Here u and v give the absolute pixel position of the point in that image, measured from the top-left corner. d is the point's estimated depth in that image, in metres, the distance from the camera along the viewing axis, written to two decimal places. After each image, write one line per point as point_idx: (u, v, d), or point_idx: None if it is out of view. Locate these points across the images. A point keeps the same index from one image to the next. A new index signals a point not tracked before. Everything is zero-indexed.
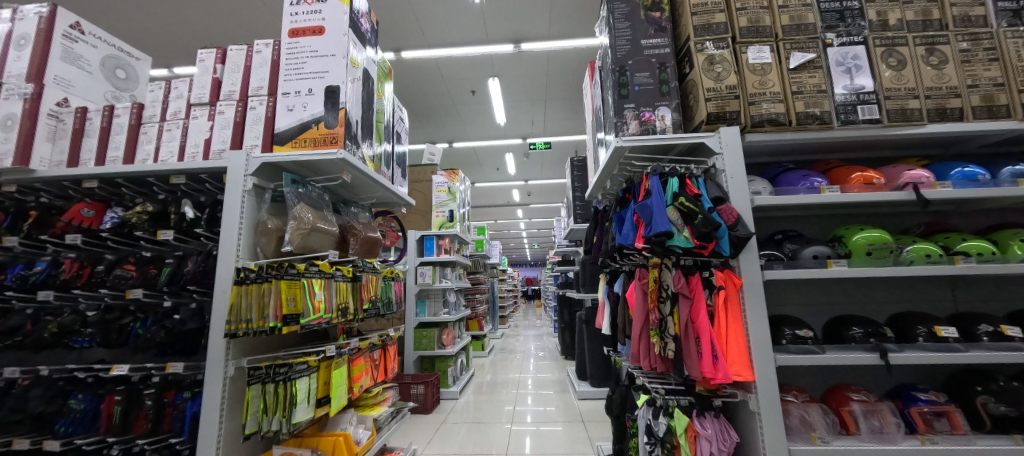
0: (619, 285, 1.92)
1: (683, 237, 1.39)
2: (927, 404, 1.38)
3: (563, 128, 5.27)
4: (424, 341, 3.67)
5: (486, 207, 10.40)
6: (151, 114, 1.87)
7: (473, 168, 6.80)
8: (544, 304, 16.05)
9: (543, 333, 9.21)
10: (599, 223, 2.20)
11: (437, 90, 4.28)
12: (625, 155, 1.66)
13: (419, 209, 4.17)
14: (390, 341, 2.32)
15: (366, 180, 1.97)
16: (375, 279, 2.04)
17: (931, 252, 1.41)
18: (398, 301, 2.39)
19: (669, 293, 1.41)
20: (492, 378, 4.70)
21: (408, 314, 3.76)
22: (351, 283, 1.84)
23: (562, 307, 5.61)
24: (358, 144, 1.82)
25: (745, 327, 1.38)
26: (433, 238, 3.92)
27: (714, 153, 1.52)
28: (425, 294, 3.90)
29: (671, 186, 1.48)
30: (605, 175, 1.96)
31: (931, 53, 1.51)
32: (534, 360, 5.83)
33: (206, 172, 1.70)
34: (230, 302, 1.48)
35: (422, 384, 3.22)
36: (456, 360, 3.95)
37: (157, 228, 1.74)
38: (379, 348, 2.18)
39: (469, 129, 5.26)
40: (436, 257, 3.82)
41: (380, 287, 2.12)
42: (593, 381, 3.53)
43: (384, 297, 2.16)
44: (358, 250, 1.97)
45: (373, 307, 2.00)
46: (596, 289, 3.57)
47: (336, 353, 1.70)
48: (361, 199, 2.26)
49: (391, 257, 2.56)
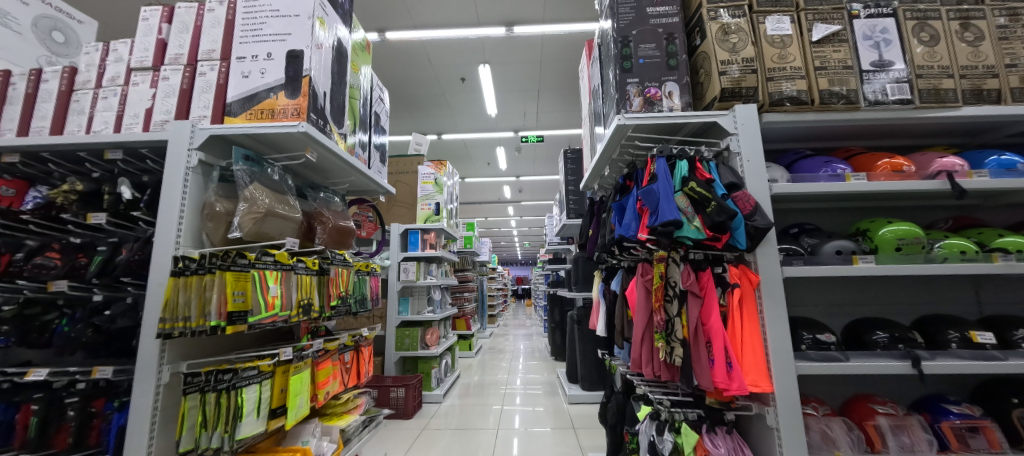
0: (616, 282, 1.74)
1: (693, 227, 1.22)
2: (960, 419, 1.23)
3: (557, 120, 5.09)
4: (407, 341, 3.44)
5: (476, 204, 10.19)
6: (85, 79, 1.62)
7: (463, 162, 6.59)
8: (535, 303, 15.90)
9: (532, 333, 9.04)
10: (595, 215, 2.02)
11: (425, 77, 4.06)
12: (627, 136, 1.48)
13: (404, 202, 3.94)
14: (365, 343, 2.10)
15: (337, 162, 1.75)
16: (346, 273, 1.82)
17: (966, 249, 1.27)
18: (373, 297, 2.17)
19: (677, 291, 1.24)
20: (479, 379, 4.50)
21: (390, 313, 3.51)
22: (317, 277, 1.62)
23: (552, 306, 5.43)
24: (327, 120, 1.59)
25: (762, 331, 1.21)
26: (417, 232, 3.67)
27: (728, 133, 1.34)
28: (409, 291, 3.67)
29: (679, 170, 1.31)
30: (604, 161, 1.78)
31: (966, 28, 1.36)
32: (523, 360, 5.65)
33: (145, 146, 1.47)
34: (166, 297, 1.25)
35: (403, 387, 3.01)
36: (440, 361, 3.74)
37: (87, 210, 1.49)
38: (351, 350, 1.95)
39: (459, 120, 5.04)
40: (420, 253, 3.57)
41: (352, 282, 1.90)
42: (584, 384, 3.36)
43: (356, 293, 1.94)
44: (327, 241, 1.75)
45: (343, 304, 1.78)
46: (589, 288, 3.40)
47: (296, 357, 1.48)
48: (334, 185, 2.03)
49: (368, 250, 2.34)
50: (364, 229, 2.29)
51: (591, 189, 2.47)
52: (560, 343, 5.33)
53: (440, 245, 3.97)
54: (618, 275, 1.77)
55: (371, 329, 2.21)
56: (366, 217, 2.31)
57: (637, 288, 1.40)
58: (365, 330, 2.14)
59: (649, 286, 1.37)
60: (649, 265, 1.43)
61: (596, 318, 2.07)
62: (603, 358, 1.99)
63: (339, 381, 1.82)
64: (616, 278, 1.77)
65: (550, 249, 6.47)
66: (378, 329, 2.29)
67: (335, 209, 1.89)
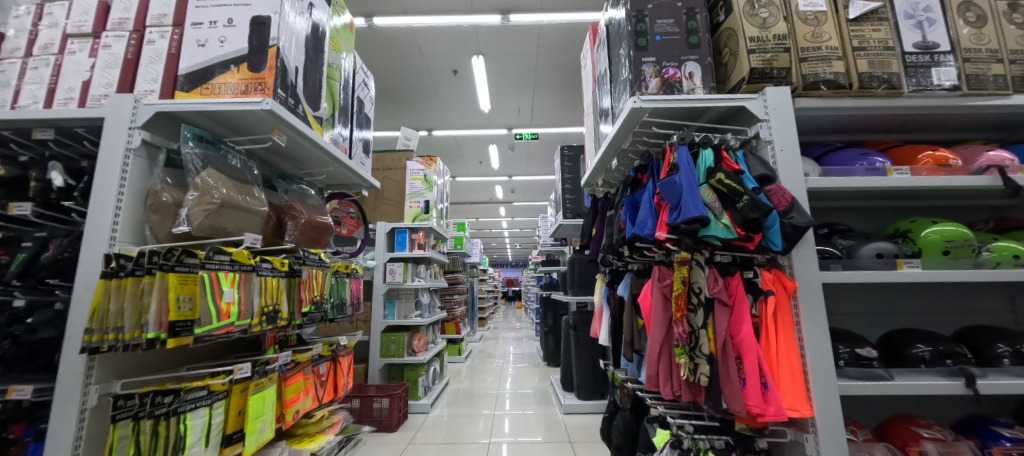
0: (625, 287, 1.57)
1: (722, 225, 1.06)
2: (1013, 443, 1.08)
3: (552, 117, 4.93)
4: (393, 347, 3.21)
5: (467, 204, 9.99)
6: (13, 47, 1.38)
7: (454, 160, 6.39)
8: (525, 305, 15.73)
9: (523, 336, 8.86)
10: (599, 212, 1.86)
11: (415, 68, 3.87)
12: (641, 122, 1.32)
13: (391, 199, 3.72)
14: (345, 352, 1.89)
15: (312, 149, 1.54)
16: (322, 275, 1.61)
17: (1020, 253, 1.14)
18: (354, 302, 1.95)
19: (702, 299, 1.07)
20: (468, 386, 4.29)
21: (375, 317, 3.28)
22: (285, 280, 1.40)
23: (545, 309, 5.26)
24: (301, 99, 1.38)
25: (799, 346, 1.05)
26: (405, 231, 3.46)
27: (756, 119, 1.20)
28: (395, 294, 3.44)
29: (703, 160, 1.15)
30: (612, 152, 1.61)
31: (1015, 9, 1.23)
32: (514, 365, 5.46)
33: (81, 126, 1.23)
34: (93, 304, 1.02)
35: (387, 397, 2.79)
36: (428, 368, 3.53)
37: (9, 200, 1.22)
38: (327, 361, 1.74)
39: (451, 116, 4.85)
40: (408, 253, 3.36)
41: (329, 285, 1.69)
42: (580, 393, 3.18)
43: (334, 297, 1.73)
44: (300, 239, 1.53)
45: (318, 308, 1.57)
46: (586, 291, 3.24)
47: (259, 372, 1.27)
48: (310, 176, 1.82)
49: (349, 249, 2.12)
50: (344, 227, 2.07)
51: (592, 186, 2.31)
52: (553, 348, 5.15)
53: (430, 245, 3.76)
54: (628, 278, 1.60)
55: (351, 337, 1.99)
56: (347, 213, 2.08)
57: (653, 295, 1.23)
58: (342, 338, 1.92)
59: (667, 293, 1.21)
60: (666, 268, 1.27)
61: (599, 326, 1.90)
62: (607, 370, 1.81)
63: (311, 396, 1.61)
64: (624, 282, 1.61)
65: (543, 251, 6.31)
66: (359, 336, 2.07)
67: (311, 203, 1.68)
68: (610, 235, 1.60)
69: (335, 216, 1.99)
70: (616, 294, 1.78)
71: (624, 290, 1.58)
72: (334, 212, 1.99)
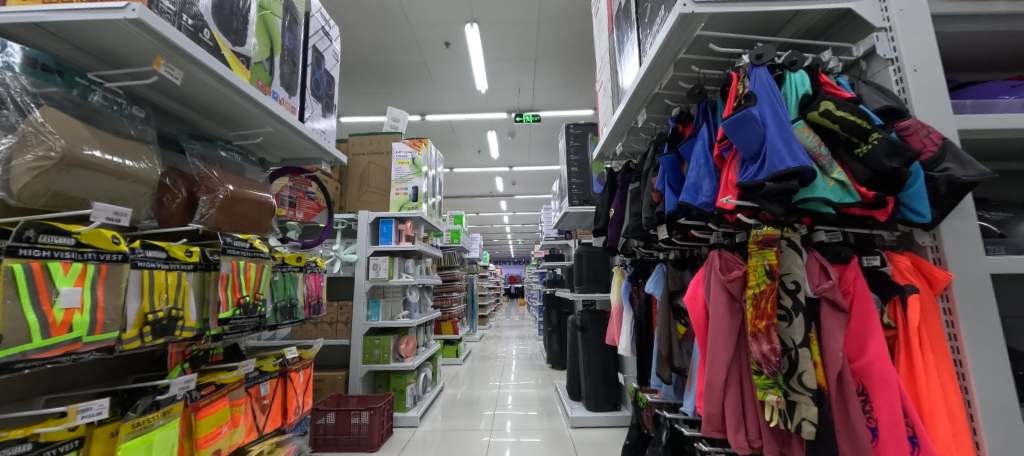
0: (655, 284, 1.21)
1: (833, 183, 0.67)
2: None
3: (555, 99, 4.54)
4: (377, 352, 2.83)
5: (465, 197, 9.59)
6: None
7: (449, 149, 5.99)
8: (528, 303, 15.33)
9: (526, 335, 8.44)
10: (619, 187, 1.46)
11: (403, 38, 3.48)
12: (691, 43, 0.93)
13: (376, 186, 3.34)
14: (299, 366, 1.50)
15: (241, 103, 1.14)
16: (264, 268, 1.23)
17: None
18: (312, 303, 1.55)
19: (800, 304, 0.73)
20: (465, 392, 3.90)
21: (357, 318, 2.88)
22: (193, 274, 1.02)
23: (548, 308, 4.95)
24: (207, 22, 0.97)
25: (950, 362, 0.76)
26: (391, 221, 3.07)
27: (871, 28, 0.85)
28: (380, 292, 3.05)
29: (794, 86, 0.75)
30: (641, 97, 1.22)
31: None
32: (515, 368, 5.07)
33: None
34: None
35: (367, 411, 2.41)
36: (418, 376, 3.14)
37: None
38: (272, 378, 1.35)
39: (445, 97, 4.45)
40: (394, 246, 2.97)
41: (273, 282, 1.30)
42: (589, 403, 2.78)
43: (284, 297, 1.35)
44: (226, 222, 1.13)
45: (260, 309, 1.20)
46: (595, 288, 2.85)
47: (141, 406, 0.85)
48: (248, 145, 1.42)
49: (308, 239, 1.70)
50: (301, 210, 1.66)
51: (607, 159, 1.92)
52: (557, 350, 4.75)
53: (420, 237, 3.36)
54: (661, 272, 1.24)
55: (308, 348, 1.59)
56: (303, 193, 1.67)
57: (712, 295, 0.88)
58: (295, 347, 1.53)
59: (734, 290, 0.86)
60: (734, 258, 0.92)
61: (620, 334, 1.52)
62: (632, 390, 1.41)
63: (245, 427, 1.21)
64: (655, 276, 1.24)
65: (545, 244, 5.92)
66: (317, 344, 1.65)
67: (247, 176, 1.29)
68: (636, 212, 1.22)
69: (286, 196, 1.58)
70: (643, 293, 1.41)
71: (653, 288, 1.22)
72: (286, 192, 1.58)
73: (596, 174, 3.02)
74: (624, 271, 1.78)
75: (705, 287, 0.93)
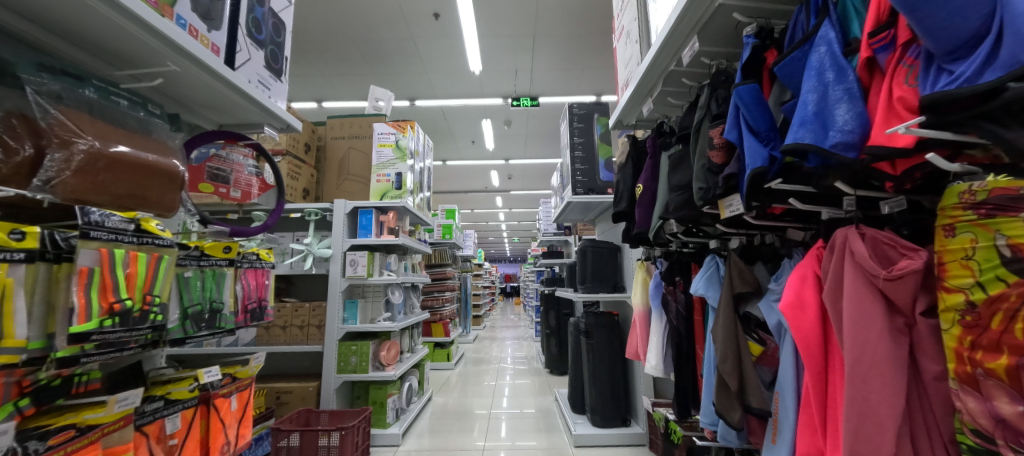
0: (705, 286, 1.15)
1: None
2: None
3: (555, 82, 4.21)
4: (354, 360, 2.47)
5: (459, 193, 9.25)
6: None
7: (441, 138, 5.63)
8: (525, 302, 14.94)
9: (522, 336, 8.06)
10: (652, 153, 1.13)
11: (388, 9, 3.13)
12: None
13: (357, 174, 2.98)
14: (231, 389, 1.14)
15: (111, 18, 0.76)
16: (161, 262, 0.83)
17: None
18: (248, 308, 1.17)
19: None
20: (456, 401, 3.54)
21: (330, 321, 2.50)
22: (27, 266, 0.58)
23: (546, 308, 4.65)
24: None
25: None
26: (371, 212, 2.69)
27: None
28: (358, 291, 2.69)
29: None
30: (699, 9, 0.87)
31: None
32: (511, 372, 4.70)
33: None
34: None
35: (338, 430, 2.05)
36: (401, 386, 2.78)
37: None
38: (185, 410, 0.99)
39: (435, 79, 4.09)
40: (375, 239, 2.61)
41: (180, 281, 0.94)
42: (594, 418, 2.44)
43: (201, 300, 0.99)
44: (138, 180, 0.81)
45: (153, 320, 0.79)
46: (602, 287, 2.52)
47: None
48: (154, 96, 1.05)
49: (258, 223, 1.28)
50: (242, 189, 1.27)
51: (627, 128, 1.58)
52: (556, 354, 4.40)
53: (405, 230, 3.01)
54: (712, 273, 1.16)
55: (245, 366, 1.25)
56: (242, 167, 1.29)
57: (866, 308, 0.70)
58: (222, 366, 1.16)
59: (895, 295, 0.69)
60: (905, 246, 0.72)
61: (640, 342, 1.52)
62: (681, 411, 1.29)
63: None
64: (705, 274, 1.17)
65: (543, 240, 5.60)
66: (258, 359, 1.31)
67: (153, 138, 0.91)
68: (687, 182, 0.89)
69: (213, 168, 1.19)
70: (681, 296, 1.33)
71: (706, 289, 1.14)
72: (213, 162, 1.19)
73: (602, 159, 2.68)
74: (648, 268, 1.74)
75: (831, 296, 0.76)
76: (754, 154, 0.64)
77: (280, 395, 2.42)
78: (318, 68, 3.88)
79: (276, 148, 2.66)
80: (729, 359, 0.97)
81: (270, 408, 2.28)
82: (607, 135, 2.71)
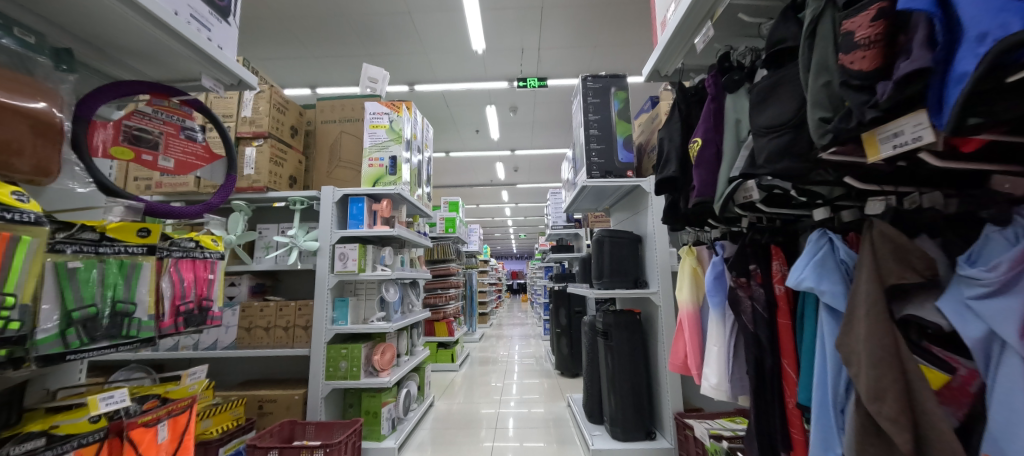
0: (817, 278, 0.82)
1: None
2: None
3: (564, 62, 3.90)
4: (343, 366, 2.21)
5: (464, 187, 8.99)
6: None
7: (444, 127, 5.36)
8: (532, 299, 14.67)
9: (530, 334, 7.78)
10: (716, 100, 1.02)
11: None
12: None
13: (349, 160, 2.71)
14: (161, 414, 0.87)
15: None
16: (24, 245, 0.54)
17: None
18: (179, 308, 0.90)
19: None
20: (459, 406, 3.27)
21: (318, 322, 2.24)
22: None
23: (555, 305, 4.36)
24: None
25: None
26: (363, 200, 2.42)
27: None
28: (350, 289, 2.43)
29: None
30: None
31: None
32: (519, 373, 4.43)
33: None
34: None
35: (320, 448, 1.79)
36: (398, 393, 2.51)
37: None
38: (89, 446, 0.71)
39: (435, 61, 3.82)
40: (366, 230, 2.33)
41: (64, 273, 0.66)
42: (614, 431, 2.16)
43: (95, 300, 0.71)
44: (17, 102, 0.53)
45: (7, 330, 0.52)
46: (622, 282, 2.23)
47: None
48: (37, 26, 0.78)
49: (216, 198, 1.01)
50: (174, 157, 0.97)
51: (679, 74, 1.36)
52: (567, 354, 4.11)
53: (402, 221, 2.73)
54: (823, 257, 0.85)
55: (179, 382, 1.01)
56: (177, 129, 0.99)
57: None
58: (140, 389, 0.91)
59: None
60: None
61: (692, 348, 1.39)
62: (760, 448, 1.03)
63: None
64: (809, 260, 0.86)
65: (552, 234, 5.30)
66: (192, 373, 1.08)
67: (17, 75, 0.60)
68: (793, 121, 0.72)
69: (134, 128, 0.90)
70: (759, 292, 1.08)
71: (813, 280, 0.83)
72: (133, 121, 0.90)
73: (621, 138, 2.37)
74: (700, 254, 1.54)
75: None
76: (1013, 12, 0.41)
77: (263, 404, 2.18)
78: (310, 49, 3.63)
79: (258, 130, 2.40)
80: (890, 391, 0.65)
81: (251, 419, 2.05)
82: (626, 111, 2.40)
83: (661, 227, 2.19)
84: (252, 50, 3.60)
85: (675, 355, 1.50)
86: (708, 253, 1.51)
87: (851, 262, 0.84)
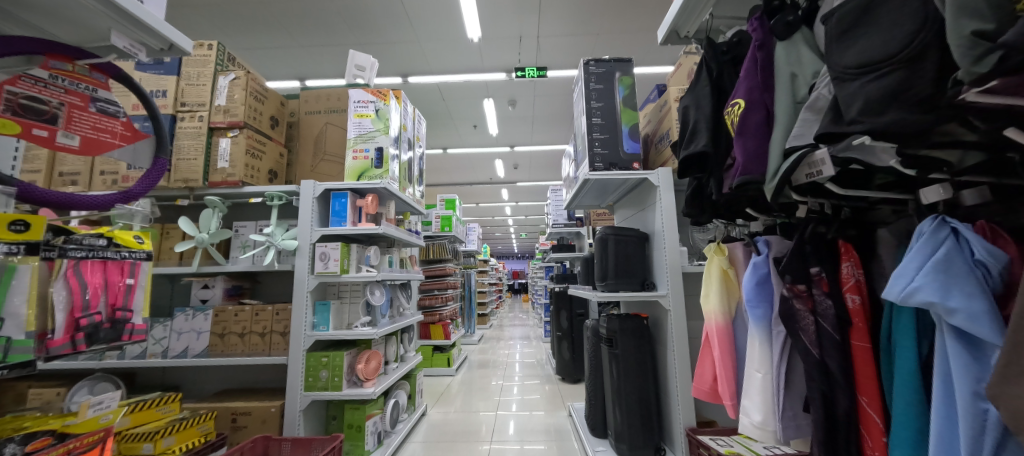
0: (943, 293, 0.61)
1: None
2: None
3: (564, 51, 3.71)
4: (324, 376, 2.03)
5: (462, 185, 8.81)
6: None
7: (440, 122, 5.17)
8: (533, 299, 14.50)
9: (530, 335, 7.59)
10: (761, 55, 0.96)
11: None
12: None
13: (334, 153, 2.53)
14: None
15: None
16: None
17: None
18: (82, 317, 0.72)
19: None
20: (454, 414, 3.09)
21: (296, 328, 2.06)
22: None
23: (556, 307, 4.19)
24: None
25: None
26: (346, 196, 2.23)
27: None
28: (332, 291, 2.25)
29: None
30: None
31: None
32: (518, 377, 4.25)
33: None
34: None
35: None
36: (385, 404, 2.33)
37: None
38: None
39: (429, 50, 3.63)
40: (349, 228, 2.14)
41: None
42: (619, 447, 1.97)
43: None
44: None
45: None
46: (628, 284, 2.04)
47: None
48: None
49: (140, 187, 0.84)
50: (81, 134, 0.79)
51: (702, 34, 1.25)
52: (568, 358, 3.93)
53: (390, 218, 2.55)
54: (948, 256, 0.64)
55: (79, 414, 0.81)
56: (85, 100, 0.80)
57: None
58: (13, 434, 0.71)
59: None
60: None
61: (725, 369, 1.22)
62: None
63: None
64: (924, 262, 0.66)
65: (552, 232, 5.11)
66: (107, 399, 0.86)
67: None
68: (903, 54, 0.54)
69: (23, 97, 0.72)
70: (828, 304, 0.89)
71: (938, 295, 0.62)
72: (21, 87, 0.72)
73: (626, 127, 2.18)
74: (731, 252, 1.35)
75: None
76: None
77: (237, 417, 2.01)
78: (297, 38, 3.45)
79: (233, 120, 2.21)
80: None
81: (222, 434, 1.87)
82: (632, 98, 2.21)
83: (670, 223, 2.00)
84: (235, 39, 3.43)
85: (700, 379, 1.33)
86: (743, 253, 1.32)
87: (991, 262, 0.64)
